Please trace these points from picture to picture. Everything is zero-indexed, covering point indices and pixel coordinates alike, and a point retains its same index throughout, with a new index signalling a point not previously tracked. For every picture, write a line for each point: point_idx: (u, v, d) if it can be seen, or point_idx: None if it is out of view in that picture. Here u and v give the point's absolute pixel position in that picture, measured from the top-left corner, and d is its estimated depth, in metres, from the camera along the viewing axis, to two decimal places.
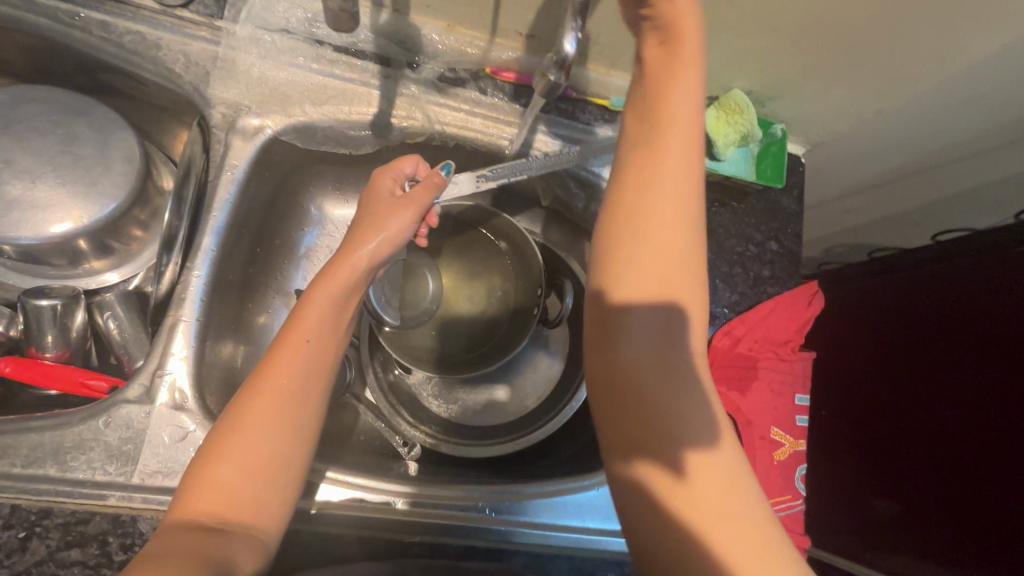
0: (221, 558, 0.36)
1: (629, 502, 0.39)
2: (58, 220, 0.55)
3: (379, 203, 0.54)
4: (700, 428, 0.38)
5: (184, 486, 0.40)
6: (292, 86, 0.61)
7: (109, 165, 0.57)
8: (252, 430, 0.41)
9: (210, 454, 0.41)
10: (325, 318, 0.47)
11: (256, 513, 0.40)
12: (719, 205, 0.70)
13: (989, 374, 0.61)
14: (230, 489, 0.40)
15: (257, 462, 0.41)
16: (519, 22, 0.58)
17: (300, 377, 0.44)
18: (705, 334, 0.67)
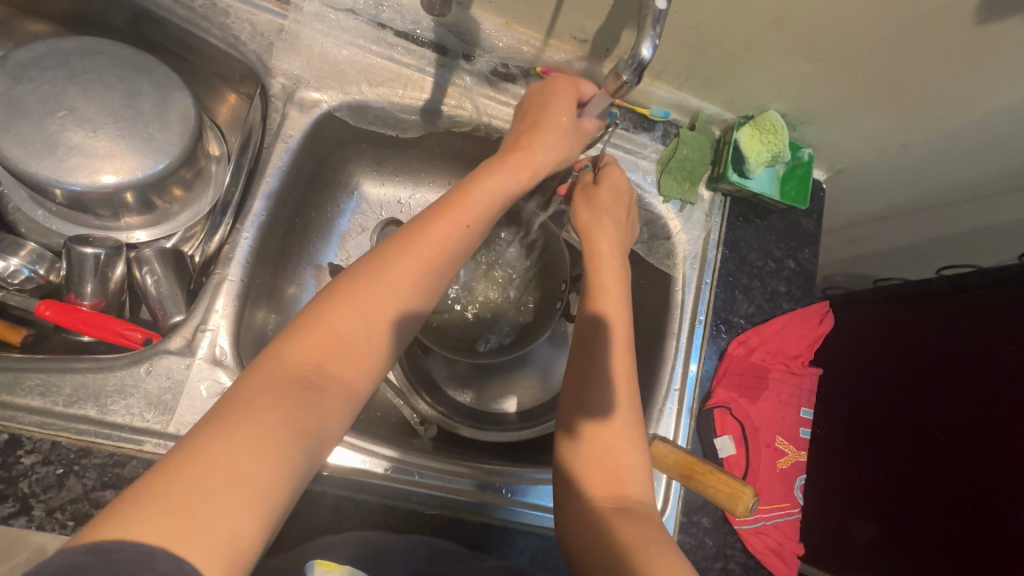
0: (313, 422, 0.39)
1: (587, 530, 0.45)
2: (108, 171, 0.56)
3: (550, 119, 0.57)
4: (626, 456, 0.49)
5: (295, 329, 0.43)
6: (350, 64, 0.63)
7: (167, 123, 0.58)
8: (367, 301, 0.44)
9: (327, 312, 0.43)
10: (486, 206, 0.52)
11: (347, 384, 0.43)
12: (743, 221, 0.73)
13: (994, 404, 0.63)
14: (337, 349, 0.43)
15: (363, 331, 0.44)
16: (577, 26, 0.60)
17: (431, 253, 0.48)
18: (722, 341, 0.69)
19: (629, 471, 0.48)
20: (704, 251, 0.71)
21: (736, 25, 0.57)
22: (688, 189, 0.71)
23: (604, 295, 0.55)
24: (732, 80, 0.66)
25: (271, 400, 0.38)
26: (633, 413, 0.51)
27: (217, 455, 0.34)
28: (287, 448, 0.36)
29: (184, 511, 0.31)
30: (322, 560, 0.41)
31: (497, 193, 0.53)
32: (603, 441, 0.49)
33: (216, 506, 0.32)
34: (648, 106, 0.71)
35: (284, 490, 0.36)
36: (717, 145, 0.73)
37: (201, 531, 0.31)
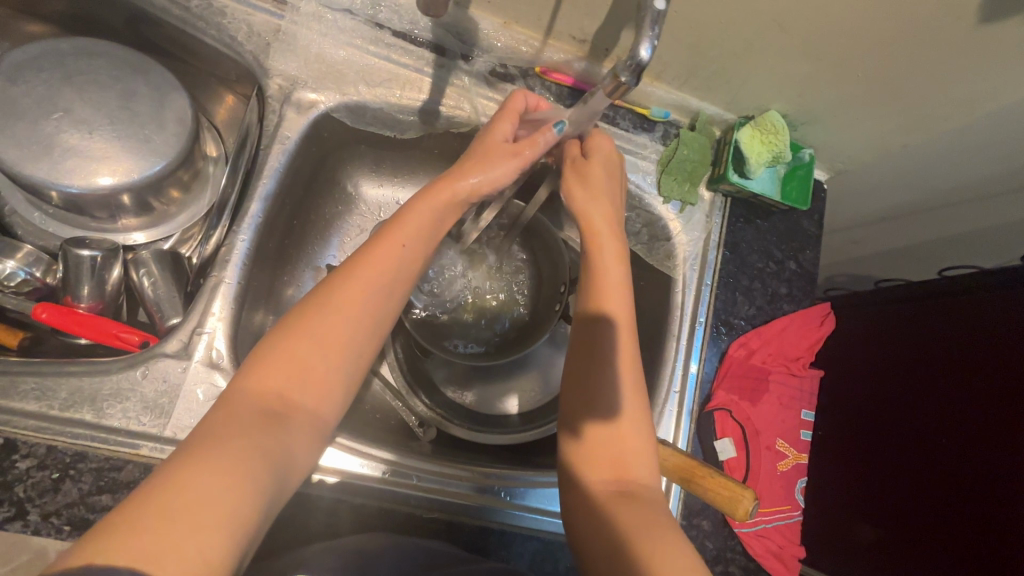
0: (279, 449, 0.39)
1: (592, 524, 0.45)
2: (103, 173, 0.55)
3: (493, 143, 0.53)
4: (627, 446, 0.48)
5: (254, 359, 0.42)
6: (348, 65, 0.62)
7: (163, 125, 0.58)
8: (326, 326, 0.44)
9: (286, 337, 0.43)
10: (421, 228, 0.50)
11: (313, 409, 0.42)
12: (744, 222, 0.73)
13: (997, 412, 0.62)
14: (299, 376, 0.42)
15: (323, 355, 0.43)
16: (576, 26, 0.60)
17: (386, 275, 0.47)
18: (723, 343, 0.69)
19: (632, 457, 0.48)
20: (705, 252, 0.71)
21: (737, 25, 0.56)
22: (689, 190, 0.71)
23: (607, 282, 0.53)
24: (733, 80, 0.65)
25: (234, 432, 0.38)
26: (636, 399, 0.50)
27: (187, 483, 0.33)
28: (255, 474, 0.36)
29: (157, 536, 0.31)
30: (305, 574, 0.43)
31: (441, 213, 0.51)
32: (606, 428, 0.49)
33: (186, 534, 0.32)
34: (649, 106, 0.71)
35: (257, 515, 0.35)
36: (718, 146, 0.72)
37: (172, 559, 0.31)
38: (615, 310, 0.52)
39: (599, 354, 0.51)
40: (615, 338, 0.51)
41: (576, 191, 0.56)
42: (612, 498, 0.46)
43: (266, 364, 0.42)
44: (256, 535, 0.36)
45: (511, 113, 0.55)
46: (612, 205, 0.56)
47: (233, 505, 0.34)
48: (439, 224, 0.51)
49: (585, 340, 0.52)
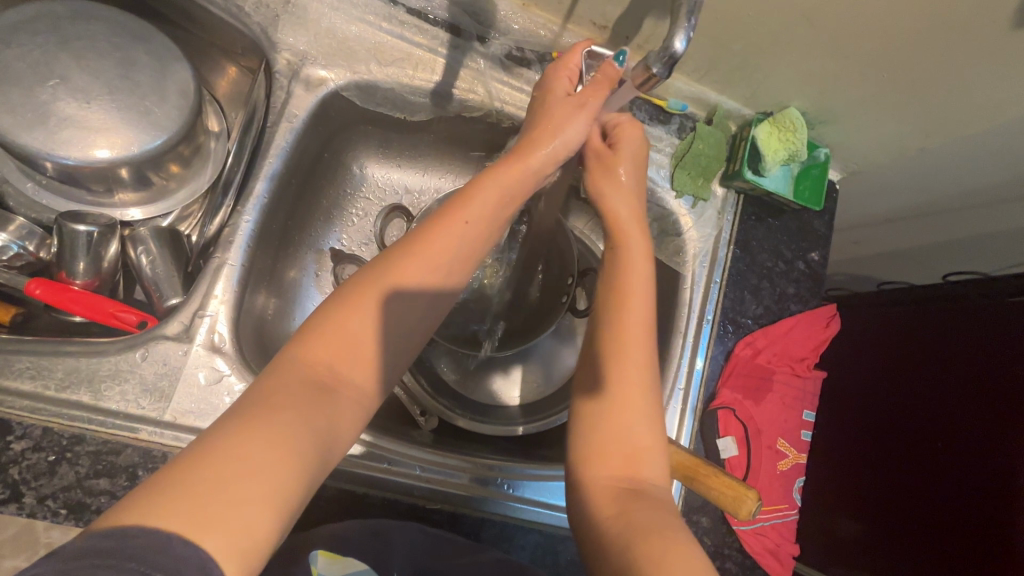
0: (326, 423, 0.38)
1: (603, 518, 0.44)
2: (100, 146, 0.53)
3: (559, 111, 0.53)
4: (638, 442, 0.48)
5: (309, 329, 0.41)
6: (359, 42, 0.60)
7: (164, 96, 0.56)
8: (379, 303, 0.43)
9: (345, 309, 0.42)
10: (488, 203, 0.49)
11: (360, 385, 0.41)
12: (756, 220, 0.72)
13: (999, 421, 0.63)
14: (348, 349, 0.41)
15: (376, 331, 0.42)
16: (598, 12, 0.58)
17: (447, 254, 0.46)
18: (728, 342, 0.69)
19: (644, 453, 0.48)
20: (715, 249, 0.70)
21: (765, 17, 0.55)
22: (703, 185, 0.70)
23: (628, 283, 0.52)
24: (753, 75, 0.64)
25: (284, 400, 0.37)
26: (647, 395, 0.49)
27: (233, 454, 0.33)
28: (303, 446, 0.35)
29: (201, 505, 0.30)
30: (323, 549, 0.48)
31: (504, 185, 0.50)
32: (618, 421, 0.48)
33: (233, 502, 0.31)
34: (667, 97, 0.69)
35: (299, 489, 0.34)
36: (734, 141, 0.71)
37: (218, 529, 0.30)
38: (636, 303, 0.51)
39: (618, 349, 0.50)
40: (625, 329, 0.50)
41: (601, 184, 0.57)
42: (623, 493, 0.45)
43: (322, 336, 0.41)
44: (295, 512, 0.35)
45: (571, 69, 0.55)
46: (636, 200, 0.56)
47: (278, 480, 0.33)
48: (505, 200, 0.50)
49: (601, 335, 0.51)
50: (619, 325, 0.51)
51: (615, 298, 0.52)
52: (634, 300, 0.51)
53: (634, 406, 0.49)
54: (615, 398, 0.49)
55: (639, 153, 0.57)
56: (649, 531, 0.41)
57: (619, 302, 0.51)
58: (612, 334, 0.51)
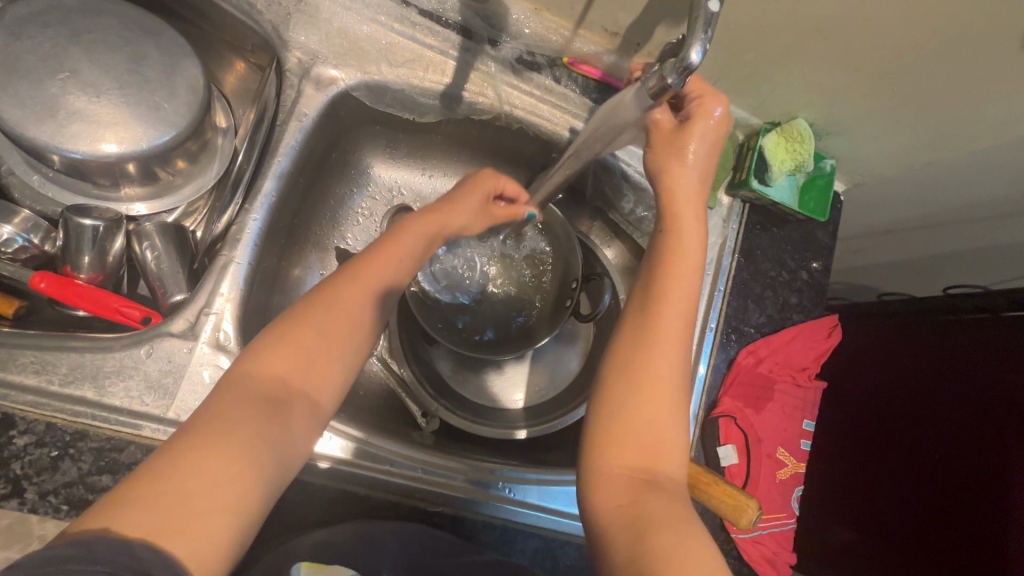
0: (280, 433, 0.39)
1: (615, 513, 0.43)
2: (107, 140, 0.53)
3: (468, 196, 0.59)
4: (659, 437, 0.46)
5: (256, 347, 0.42)
6: (370, 42, 0.60)
7: (174, 92, 0.55)
8: (330, 318, 0.44)
9: (299, 322, 0.43)
10: (418, 242, 0.53)
11: (316, 396, 0.42)
12: (761, 229, 0.72)
13: (993, 433, 0.63)
14: (302, 362, 0.42)
15: (329, 343, 0.44)
16: (610, 18, 0.58)
17: (388, 276, 0.49)
18: (731, 350, 0.69)
19: (665, 445, 0.46)
20: (719, 258, 0.71)
21: (777, 27, 0.55)
22: (708, 193, 0.70)
23: (666, 269, 0.49)
24: (763, 84, 0.64)
25: (236, 413, 0.38)
26: (673, 389, 0.47)
27: (192, 466, 0.34)
28: (259, 457, 0.37)
29: (159, 512, 0.32)
30: (306, 561, 0.46)
31: (428, 233, 0.54)
32: (642, 409, 0.46)
33: (193, 513, 0.33)
34: None
35: (257, 499, 0.36)
36: (741, 150, 0.71)
37: (176, 533, 0.32)
38: (672, 293, 0.48)
39: (646, 338, 0.48)
40: (660, 320, 0.48)
41: (663, 167, 0.51)
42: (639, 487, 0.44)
43: (274, 349, 0.42)
44: (254, 522, 0.36)
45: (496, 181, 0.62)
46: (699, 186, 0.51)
47: (235, 492, 0.35)
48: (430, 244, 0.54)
49: (635, 323, 0.49)
50: (658, 314, 0.48)
51: (652, 289, 0.49)
52: (672, 292, 0.48)
53: (658, 398, 0.47)
54: (643, 387, 0.47)
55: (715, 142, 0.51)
56: (667, 531, 0.40)
57: (658, 292, 0.49)
58: (652, 326, 0.48)
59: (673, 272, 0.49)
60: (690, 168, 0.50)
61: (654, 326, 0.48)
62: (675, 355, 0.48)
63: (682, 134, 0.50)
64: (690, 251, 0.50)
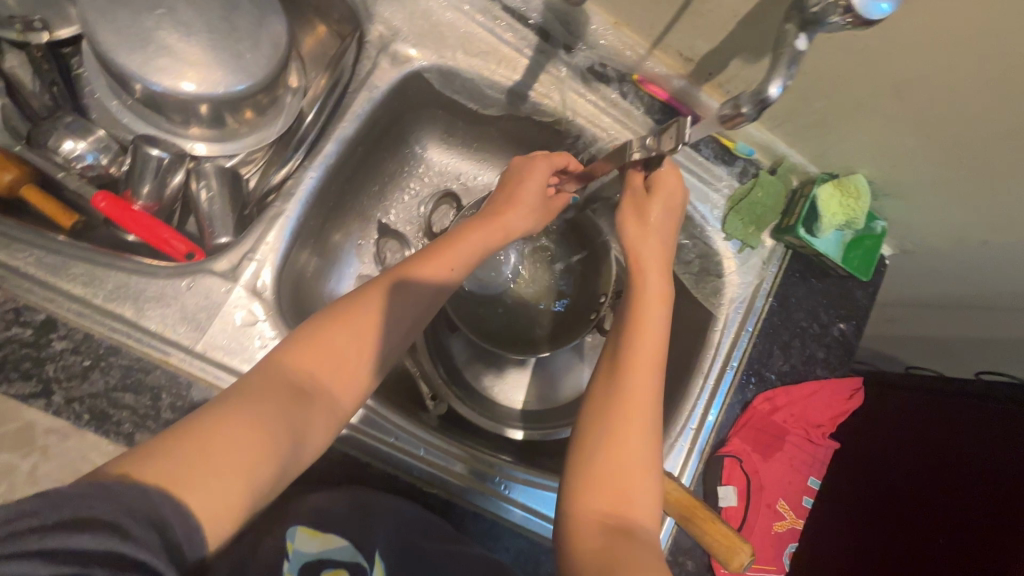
0: (298, 423, 0.41)
1: (592, 550, 0.44)
2: (188, 79, 0.55)
3: (524, 192, 0.58)
4: (636, 480, 0.47)
5: (295, 336, 0.45)
6: (451, 28, 0.61)
7: (257, 44, 0.57)
8: (362, 322, 0.46)
9: (337, 319, 0.46)
10: (474, 253, 0.54)
11: (339, 393, 0.45)
12: (799, 277, 0.72)
13: (1006, 528, 0.61)
14: (330, 360, 0.44)
15: (359, 344, 0.46)
16: (687, 45, 0.59)
17: (430, 289, 0.50)
18: (749, 392, 0.68)
19: (637, 490, 0.47)
20: (752, 299, 0.70)
21: (855, 80, 0.55)
22: (752, 233, 0.70)
23: (643, 322, 0.52)
24: (827, 135, 0.64)
25: (261, 397, 0.41)
26: (653, 438, 0.49)
27: (213, 434, 0.37)
28: (274, 441, 0.39)
29: (182, 471, 0.35)
30: (303, 525, 0.46)
31: (483, 247, 0.55)
32: (620, 450, 0.47)
33: (208, 474, 0.36)
34: (736, 140, 0.69)
35: (265, 478, 0.38)
36: (793, 196, 0.70)
37: (191, 497, 0.35)
38: (648, 345, 0.51)
39: (624, 381, 0.50)
40: (638, 369, 0.50)
41: (629, 224, 0.56)
42: (614, 529, 0.45)
43: (308, 343, 0.45)
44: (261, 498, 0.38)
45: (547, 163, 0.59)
46: (662, 245, 0.56)
47: (246, 468, 0.37)
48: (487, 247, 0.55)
49: (614, 367, 0.51)
50: (637, 361, 0.50)
51: (626, 337, 0.51)
52: (648, 344, 0.51)
53: (641, 437, 0.48)
54: (616, 427, 0.48)
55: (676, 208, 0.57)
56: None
57: (633, 345, 0.51)
58: (633, 370, 0.50)
59: (642, 325, 0.52)
60: (652, 232, 0.56)
61: (635, 370, 0.50)
62: (655, 403, 0.50)
63: (655, 173, 0.57)
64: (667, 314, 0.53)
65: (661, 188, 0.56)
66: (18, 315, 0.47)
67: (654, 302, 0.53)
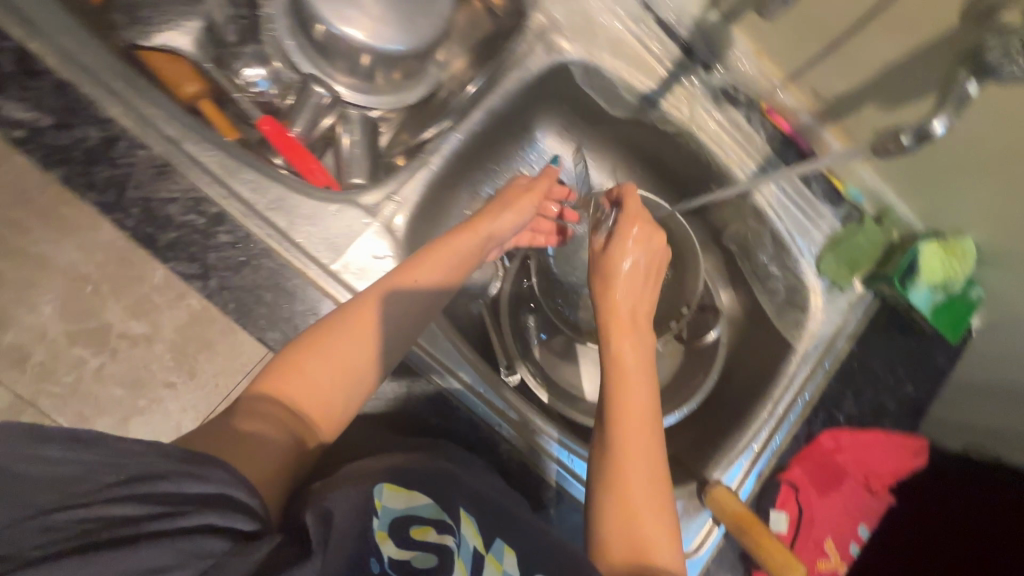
0: (286, 432, 0.44)
1: None
2: (363, 29, 0.61)
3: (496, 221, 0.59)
4: (642, 522, 0.47)
5: (271, 366, 0.47)
6: (603, 30, 0.66)
7: (427, 12, 0.64)
8: (339, 332, 0.48)
9: (313, 339, 0.48)
10: (453, 260, 0.55)
11: (329, 400, 0.47)
12: (883, 328, 0.73)
13: None
14: (305, 371, 0.46)
15: (339, 352, 0.48)
16: (822, 83, 0.62)
17: (416, 288, 0.53)
18: (815, 427, 0.69)
19: (647, 534, 0.47)
20: (833, 338, 0.72)
21: (990, 145, 0.56)
22: (844, 274, 0.71)
23: (620, 374, 0.52)
24: (941, 194, 0.66)
25: (245, 421, 0.43)
26: (649, 481, 0.49)
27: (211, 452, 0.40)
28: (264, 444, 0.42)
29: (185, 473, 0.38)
30: (388, 483, 0.44)
31: (463, 260, 0.56)
32: (621, 502, 0.48)
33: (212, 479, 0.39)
34: (846, 182, 0.72)
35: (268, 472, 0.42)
36: (893, 247, 0.72)
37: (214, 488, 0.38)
38: (631, 393, 0.51)
39: (611, 432, 0.50)
40: (620, 420, 0.50)
41: (603, 266, 0.58)
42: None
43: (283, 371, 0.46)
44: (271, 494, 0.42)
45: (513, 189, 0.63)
46: (636, 285, 0.57)
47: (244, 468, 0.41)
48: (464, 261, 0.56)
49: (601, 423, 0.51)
50: (620, 412, 0.50)
51: (609, 396, 0.52)
52: (631, 393, 0.51)
53: (635, 482, 0.48)
54: (612, 482, 0.48)
55: (643, 237, 0.58)
56: None
57: (617, 397, 0.51)
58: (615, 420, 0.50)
59: (625, 376, 0.52)
60: (627, 270, 0.57)
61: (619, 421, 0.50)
62: (642, 448, 0.49)
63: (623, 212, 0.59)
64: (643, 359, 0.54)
65: (626, 219, 0.59)
66: (198, 205, 0.51)
67: (632, 347, 0.54)
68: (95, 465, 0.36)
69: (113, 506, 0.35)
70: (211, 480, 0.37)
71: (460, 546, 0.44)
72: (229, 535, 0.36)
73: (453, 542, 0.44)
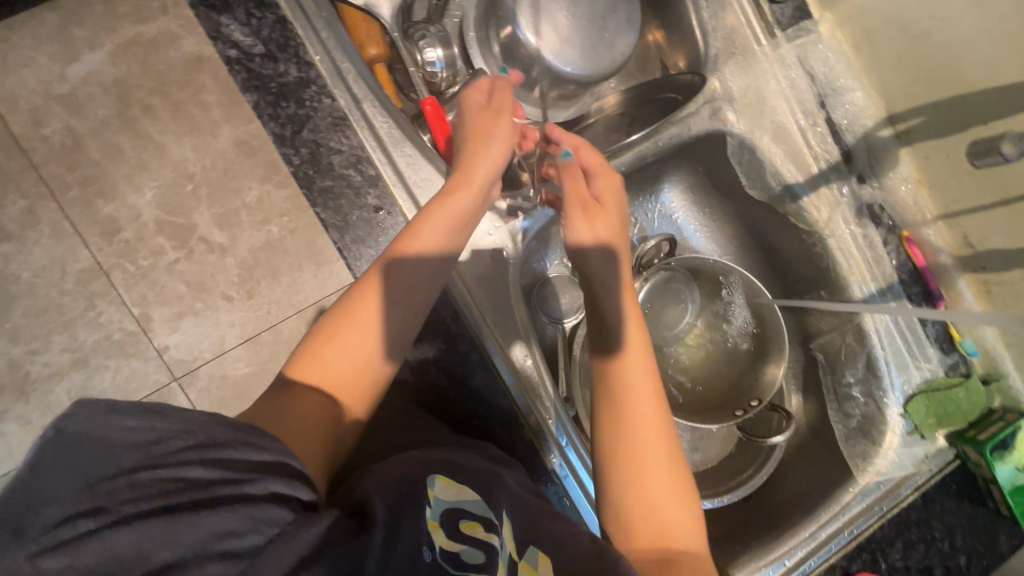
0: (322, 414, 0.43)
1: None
2: (550, 46, 0.66)
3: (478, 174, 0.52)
4: (659, 503, 0.47)
5: (296, 357, 0.45)
6: (773, 112, 0.66)
7: (610, 49, 0.68)
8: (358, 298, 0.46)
9: (338, 315, 0.46)
10: (458, 206, 0.51)
11: (365, 369, 0.45)
12: (953, 489, 0.69)
13: None
14: (331, 347, 0.45)
15: (361, 315, 0.46)
16: (979, 233, 0.64)
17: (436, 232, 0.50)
18: (853, 562, 0.66)
19: (669, 520, 0.46)
20: (898, 484, 0.69)
21: None
22: (931, 424, 0.69)
23: (620, 372, 0.50)
24: None
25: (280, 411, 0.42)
26: (662, 458, 0.48)
27: None
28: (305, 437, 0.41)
29: None
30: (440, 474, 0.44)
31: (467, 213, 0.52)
32: (639, 496, 0.47)
33: None
34: (963, 334, 0.72)
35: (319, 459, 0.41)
36: (989, 414, 0.71)
37: None
38: (634, 391, 0.49)
39: (619, 426, 0.48)
40: (626, 416, 0.48)
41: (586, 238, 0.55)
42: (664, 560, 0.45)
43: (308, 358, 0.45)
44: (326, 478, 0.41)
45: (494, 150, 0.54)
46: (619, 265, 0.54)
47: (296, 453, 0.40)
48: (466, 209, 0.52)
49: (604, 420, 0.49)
50: (625, 409, 0.49)
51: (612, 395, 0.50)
52: (631, 391, 0.49)
53: (648, 468, 0.47)
54: (627, 475, 0.47)
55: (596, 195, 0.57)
56: None
57: (621, 397, 0.49)
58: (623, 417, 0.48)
59: (621, 372, 0.50)
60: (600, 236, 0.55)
61: (626, 420, 0.48)
62: (651, 436, 0.48)
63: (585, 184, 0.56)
64: (643, 351, 0.52)
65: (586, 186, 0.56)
66: (358, 163, 0.54)
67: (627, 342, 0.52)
68: (168, 433, 0.33)
69: (179, 470, 0.32)
70: (268, 450, 0.35)
71: (502, 547, 0.42)
72: (293, 505, 0.33)
73: (498, 541, 0.42)
